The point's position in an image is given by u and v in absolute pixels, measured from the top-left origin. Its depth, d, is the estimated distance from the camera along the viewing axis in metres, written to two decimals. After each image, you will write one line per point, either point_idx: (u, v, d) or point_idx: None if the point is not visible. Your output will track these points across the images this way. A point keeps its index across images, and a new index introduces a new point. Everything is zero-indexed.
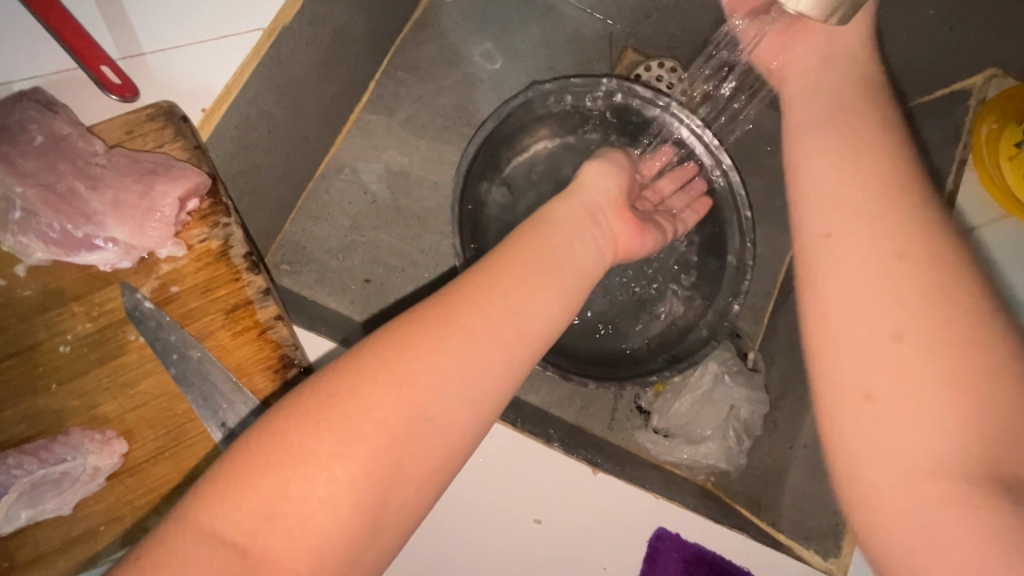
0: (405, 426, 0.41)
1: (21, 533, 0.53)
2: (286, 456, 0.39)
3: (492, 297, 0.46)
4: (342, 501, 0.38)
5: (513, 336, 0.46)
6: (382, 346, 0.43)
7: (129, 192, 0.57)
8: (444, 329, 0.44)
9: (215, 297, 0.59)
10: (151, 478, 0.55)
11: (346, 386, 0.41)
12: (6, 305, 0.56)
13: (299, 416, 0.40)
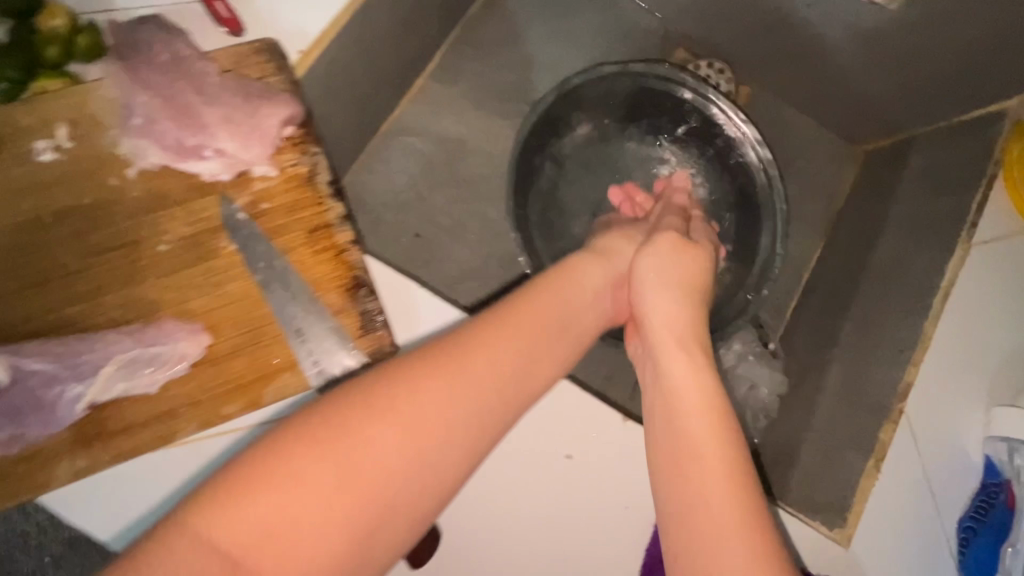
0: (403, 466, 0.44)
1: (111, 405, 0.58)
2: (286, 483, 0.40)
3: (495, 350, 0.52)
4: (328, 527, 0.40)
5: (509, 389, 0.51)
6: (395, 379, 0.47)
7: (237, 112, 0.63)
8: (453, 369, 0.49)
9: (300, 218, 0.64)
10: (229, 371, 0.61)
11: (356, 417, 0.44)
12: (116, 203, 0.62)
13: (308, 434, 0.43)
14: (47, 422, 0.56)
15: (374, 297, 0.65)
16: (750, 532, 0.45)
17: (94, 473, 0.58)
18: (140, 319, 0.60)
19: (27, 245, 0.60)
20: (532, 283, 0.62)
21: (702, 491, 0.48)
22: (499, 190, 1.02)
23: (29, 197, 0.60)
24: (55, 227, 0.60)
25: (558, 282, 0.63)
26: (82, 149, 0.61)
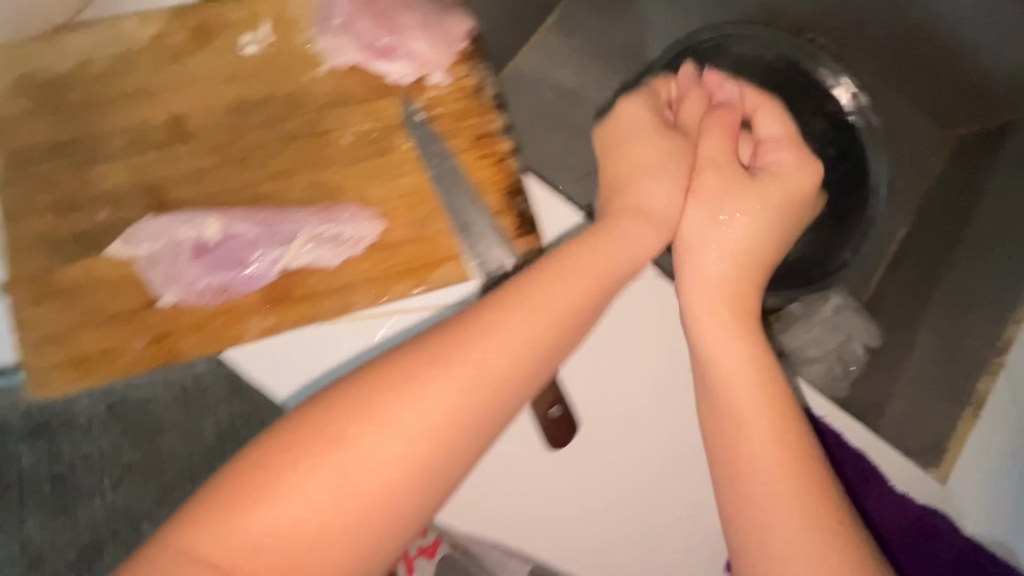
0: (386, 478, 0.39)
1: (298, 275, 0.64)
2: (269, 503, 0.38)
3: (486, 337, 0.44)
4: (310, 549, 0.37)
5: (493, 384, 0.43)
6: (369, 382, 0.42)
7: (423, 24, 0.69)
8: (435, 366, 0.42)
9: (467, 125, 0.70)
10: (401, 255, 0.67)
11: (328, 423, 0.40)
12: (305, 96, 0.67)
13: (266, 456, 0.39)
14: (246, 282, 0.63)
15: (529, 202, 0.70)
16: (800, 509, 0.43)
17: (281, 334, 0.64)
18: (326, 201, 0.66)
19: (230, 126, 0.66)
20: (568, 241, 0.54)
21: (757, 477, 0.45)
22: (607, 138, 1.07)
23: (232, 84, 0.66)
24: (254, 112, 0.66)
25: (594, 234, 0.54)
26: (281, 44, 0.67)
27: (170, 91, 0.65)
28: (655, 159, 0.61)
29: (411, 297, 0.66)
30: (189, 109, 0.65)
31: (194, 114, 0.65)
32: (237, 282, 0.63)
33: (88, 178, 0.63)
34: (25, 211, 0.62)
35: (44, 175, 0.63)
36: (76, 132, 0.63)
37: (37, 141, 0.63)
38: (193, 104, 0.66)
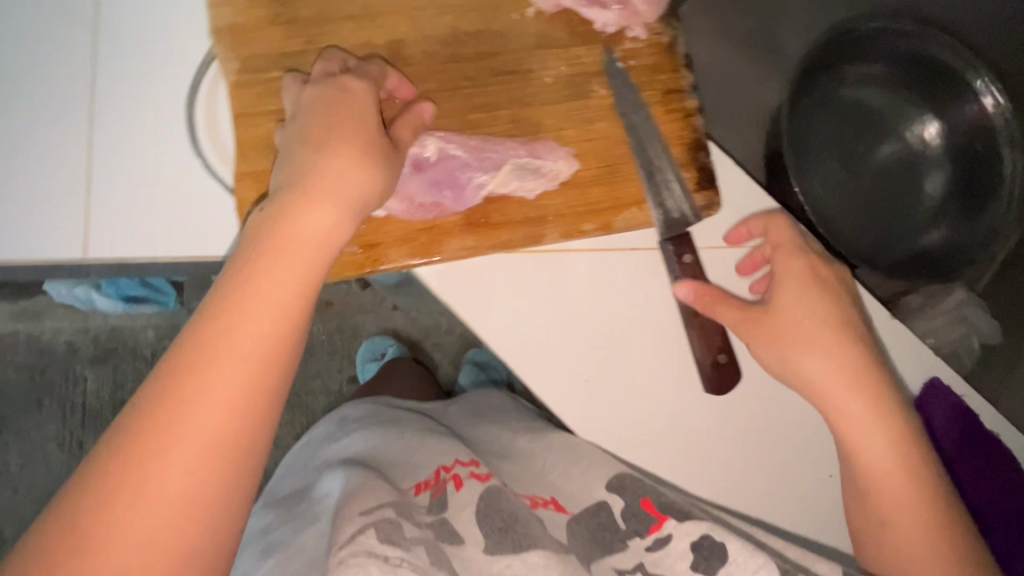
0: (249, 389, 0.41)
1: (498, 204, 0.68)
2: (151, 480, 0.38)
3: (242, 309, 0.43)
4: (206, 490, 0.39)
5: (253, 356, 0.42)
6: (173, 386, 0.40)
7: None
8: (220, 359, 0.41)
9: (658, 79, 0.73)
10: (589, 196, 0.70)
11: (141, 440, 0.38)
12: (514, 34, 0.70)
13: (129, 449, 0.38)
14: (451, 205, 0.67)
15: (708, 159, 0.73)
16: (896, 467, 0.59)
17: (477, 258, 0.68)
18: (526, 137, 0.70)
19: (443, 56, 0.69)
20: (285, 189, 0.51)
21: (880, 480, 0.59)
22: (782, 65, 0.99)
23: (447, 16, 0.69)
24: (467, 45, 0.70)
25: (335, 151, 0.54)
26: None
27: (390, 17, 0.69)
28: (351, 133, 0.55)
29: (600, 237, 0.71)
30: (406, 36, 0.69)
31: (412, 41, 0.69)
32: (449, 198, 0.66)
33: None
34: (254, 115, 0.65)
35: (272, 81, 0.66)
36: (304, 45, 0.67)
37: (270, 50, 0.66)
38: (410, 31, 0.69)
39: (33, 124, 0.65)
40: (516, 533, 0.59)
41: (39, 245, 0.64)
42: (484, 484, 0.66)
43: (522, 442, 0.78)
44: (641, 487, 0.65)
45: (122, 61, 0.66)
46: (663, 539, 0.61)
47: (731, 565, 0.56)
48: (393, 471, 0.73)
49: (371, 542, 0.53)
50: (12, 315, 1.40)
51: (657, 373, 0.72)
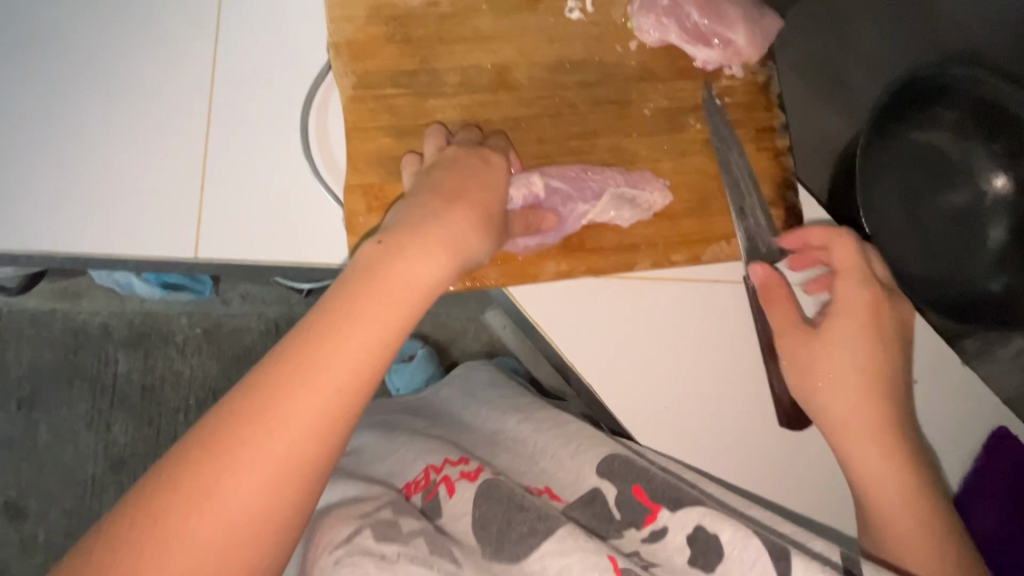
0: (321, 428, 0.42)
1: (592, 230, 0.70)
2: (213, 500, 0.39)
3: (339, 333, 0.45)
4: (261, 519, 0.40)
5: (344, 383, 0.43)
6: (268, 391, 0.42)
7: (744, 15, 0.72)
8: (311, 374, 0.43)
9: (750, 118, 0.75)
10: (680, 228, 0.72)
11: (231, 434, 0.40)
12: (617, 66, 0.72)
13: (204, 463, 0.39)
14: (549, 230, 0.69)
15: (796, 198, 0.75)
16: (892, 474, 0.62)
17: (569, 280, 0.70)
18: (623, 166, 0.72)
19: (548, 83, 0.71)
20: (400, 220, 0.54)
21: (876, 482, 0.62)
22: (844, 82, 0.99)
23: (554, 43, 0.71)
24: (571, 73, 0.72)
25: (460, 173, 0.59)
26: (601, 16, 0.72)
27: (500, 41, 0.70)
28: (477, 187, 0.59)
29: (686, 267, 0.73)
30: (514, 60, 0.71)
31: (520, 66, 0.71)
32: (553, 235, 0.68)
33: (423, 108, 0.69)
34: (368, 129, 0.68)
35: (387, 98, 0.68)
36: (418, 64, 0.69)
37: (385, 66, 0.68)
38: (518, 55, 0.71)
39: (153, 119, 0.68)
40: (513, 531, 0.56)
41: (146, 240, 0.67)
42: (473, 483, 0.61)
43: (509, 424, 0.76)
44: (632, 471, 0.62)
45: (241, 70, 0.69)
46: (658, 530, 0.59)
47: (728, 560, 0.55)
48: (380, 468, 0.71)
49: (369, 543, 0.54)
50: (49, 293, 1.33)
51: (731, 400, 0.73)
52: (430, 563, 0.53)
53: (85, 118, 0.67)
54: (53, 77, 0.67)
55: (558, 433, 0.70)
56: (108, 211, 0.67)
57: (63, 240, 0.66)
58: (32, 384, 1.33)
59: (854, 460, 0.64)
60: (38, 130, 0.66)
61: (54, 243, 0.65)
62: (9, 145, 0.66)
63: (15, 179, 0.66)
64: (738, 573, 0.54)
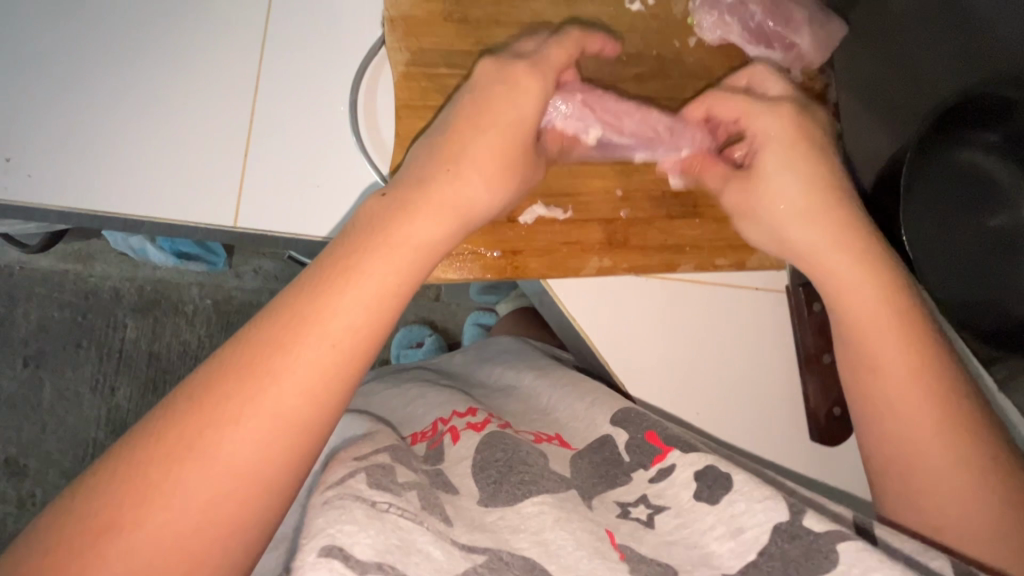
0: (321, 376, 0.43)
1: (638, 228, 0.69)
2: (216, 439, 0.39)
3: (338, 286, 0.45)
4: (261, 462, 0.40)
5: (341, 335, 0.44)
6: (267, 339, 0.42)
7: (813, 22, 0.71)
8: (307, 324, 0.43)
9: None
10: (727, 231, 0.71)
11: (230, 380, 0.41)
12: (674, 62, 0.71)
13: (209, 403, 0.40)
14: (595, 224, 0.68)
15: None
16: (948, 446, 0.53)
17: (611, 275, 0.69)
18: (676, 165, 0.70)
19: (604, 74, 0.70)
20: (405, 182, 0.54)
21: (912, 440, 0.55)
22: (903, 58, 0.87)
23: (613, 34, 0.70)
24: (626, 66, 0.70)
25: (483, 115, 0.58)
26: (662, 8, 0.71)
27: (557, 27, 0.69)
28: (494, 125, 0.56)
29: (728, 273, 0.72)
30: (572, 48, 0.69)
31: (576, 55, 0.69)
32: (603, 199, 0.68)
33: None
34: (420, 108, 0.67)
35: (441, 77, 0.67)
36: (473, 45, 0.67)
37: (440, 45, 0.67)
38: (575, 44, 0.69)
39: (194, 82, 0.66)
40: (512, 484, 0.52)
41: (170, 204, 0.65)
42: (479, 433, 0.59)
43: (525, 380, 0.76)
44: (646, 419, 0.61)
45: (290, 40, 0.68)
46: (667, 469, 0.56)
47: (735, 494, 0.51)
48: (396, 417, 0.70)
49: (359, 486, 0.47)
50: (63, 253, 1.32)
51: (765, 407, 0.72)
52: (420, 518, 0.47)
53: (127, 75, 0.66)
54: (98, 32, 0.66)
55: (574, 390, 0.69)
56: (141, 172, 0.65)
57: (87, 198, 0.64)
58: (39, 343, 1.32)
59: (893, 408, 0.56)
60: (77, 84, 0.65)
61: (77, 200, 0.64)
62: (48, 97, 0.65)
63: (50, 131, 0.64)
64: (743, 505, 0.50)
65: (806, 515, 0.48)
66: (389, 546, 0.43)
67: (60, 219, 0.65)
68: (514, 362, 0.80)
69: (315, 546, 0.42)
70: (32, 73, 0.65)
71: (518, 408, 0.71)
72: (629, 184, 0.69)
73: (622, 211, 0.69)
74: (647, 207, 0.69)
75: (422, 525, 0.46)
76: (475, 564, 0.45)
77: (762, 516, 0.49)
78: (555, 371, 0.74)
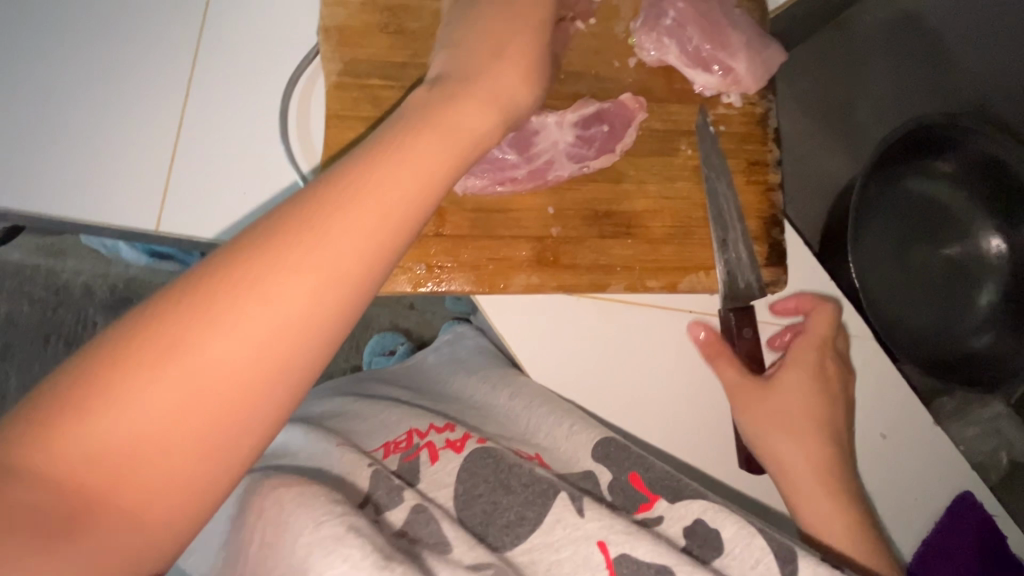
0: (268, 346, 0.32)
1: (572, 248, 0.68)
2: (115, 402, 0.29)
3: (360, 190, 0.37)
4: (200, 409, 0.31)
5: (367, 242, 0.36)
6: (282, 230, 0.35)
7: (753, 45, 0.71)
8: (328, 221, 0.35)
9: (744, 149, 0.73)
10: (660, 253, 0.70)
11: (251, 264, 0.33)
12: (613, 81, 0.71)
13: (119, 358, 0.30)
14: (524, 241, 0.67)
15: (783, 236, 0.73)
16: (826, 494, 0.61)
17: (539, 293, 0.68)
18: (610, 185, 0.70)
19: (542, 91, 0.70)
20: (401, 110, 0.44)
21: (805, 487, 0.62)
22: (858, 84, 0.91)
23: None
24: (563, 84, 0.70)
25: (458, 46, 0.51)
26: (603, 27, 0.70)
27: None
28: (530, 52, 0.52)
29: (662, 295, 0.71)
30: None
31: None
32: (536, 223, 0.68)
33: None
34: (351, 118, 0.66)
35: (372, 88, 0.66)
36: (409, 56, 0.67)
37: (374, 56, 0.67)
38: None
39: (140, 85, 0.66)
40: (497, 524, 0.53)
41: (131, 210, 0.65)
42: (460, 454, 0.58)
43: (502, 399, 0.70)
44: (628, 459, 0.59)
45: (233, 45, 0.68)
46: (654, 518, 0.54)
47: (726, 556, 0.50)
48: (362, 427, 0.68)
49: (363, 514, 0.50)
50: (36, 248, 1.32)
51: (689, 430, 0.71)
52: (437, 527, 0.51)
53: (78, 77, 0.66)
54: (44, 32, 0.66)
55: (550, 410, 0.66)
56: (95, 175, 0.65)
57: (49, 202, 0.64)
58: (5, 337, 1.30)
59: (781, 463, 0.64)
60: (23, 84, 0.65)
61: (37, 204, 0.64)
62: None
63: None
64: (738, 572, 0.49)
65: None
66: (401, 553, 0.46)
67: (24, 222, 0.64)
68: (486, 373, 0.75)
69: (342, 522, 0.44)
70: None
71: (478, 426, 0.66)
72: (561, 202, 0.68)
73: (553, 228, 0.68)
74: (578, 226, 0.68)
75: (426, 548, 0.50)
76: (484, 574, 0.47)
77: None
78: (528, 388, 0.68)
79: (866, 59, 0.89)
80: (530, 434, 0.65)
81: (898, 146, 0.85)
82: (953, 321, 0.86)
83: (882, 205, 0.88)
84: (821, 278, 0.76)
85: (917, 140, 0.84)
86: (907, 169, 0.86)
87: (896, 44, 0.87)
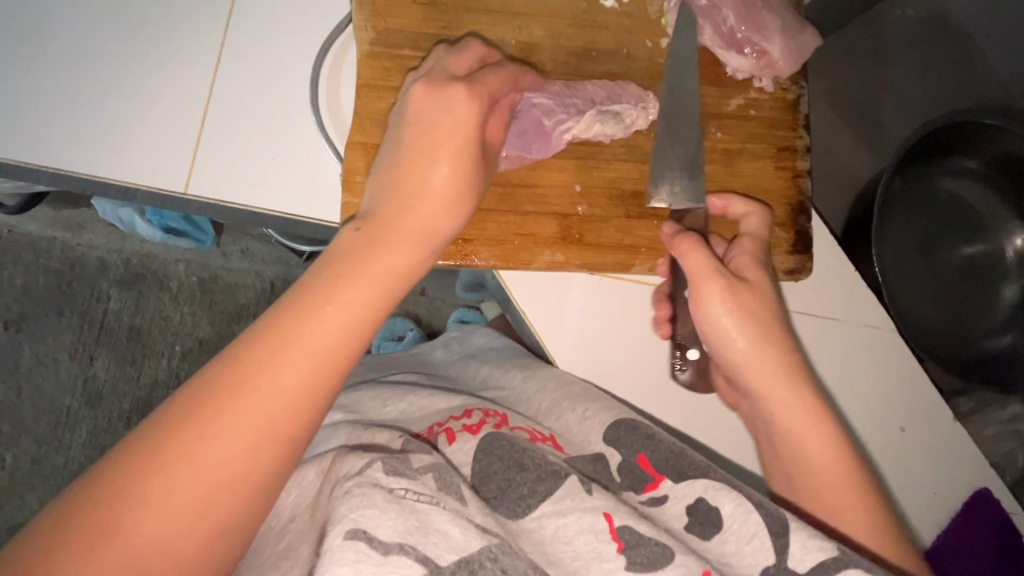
0: (240, 461, 0.39)
1: (598, 226, 0.68)
2: (113, 545, 0.35)
3: (336, 290, 0.45)
4: (206, 496, 0.38)
5: (343, 335, 0.44)
6: (270, 329, 0.43)
7: (788, 27, 0.70)
8: (305, 317, 0.43)
9: (775, 135, 0.73)
10: None
11: (248, 367, 0.41)
12: (645, 61, 0.71)
13: (107, 503, 0.36)
14: (550, 217, 0.67)
15: (809, 224, 0.73)
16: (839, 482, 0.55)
17: (562, 271, 0.68)
18: (638, 165, 0.69)
19: (574, 67, 0.70)
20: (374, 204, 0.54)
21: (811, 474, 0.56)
22: (886, 81, 0.89)
23: (583, 29, 0.70)
24: (595, 63, 0.70)
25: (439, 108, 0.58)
26: (637, 6, 0.70)
27: (528, 17, 0.69)
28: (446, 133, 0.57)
29: None
30: (540, 40, 0.69)
31: (546, 46, 0.69)
32: (561, 201, 0.67)
33: None
34: (380, 87, 0.66)
35: (403, 59, 0.66)
36: (443, 27, 0.67)
37: (407, 26, 0.67)
38: (545, 35, 0.69)
39: (170, 50, 0.67)
40: (512, 497, 0.51)
41: (157, 173, 0.65)
42: (475, 436, 0.58)
43: (514, 382, 0.71)
44: (637, 440, 0.59)
45: (265, 12, 0.68)
46: (658, 499, 0.54)
47: (725, 532, 0.49)
48: (385, 415, 0.68)
49: (378, 475, 0.46)
50: (51, 220, 1.31)
51: (707, 418, 0.72)
52: (438, 499, 0.46)
53: (109, 44, 0.66)
54: None
55: (561, 395, 0.66)
56: (123, 139, 0.65)
57: (79, 162, 0.64)
58: (21, 308, 1.31)
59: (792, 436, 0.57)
60: (56, 46, 0.65)
61: (68, 164, 0.64)
62: (22, 54, 0.64)
63: (23, 91, 0.64)
64: (734, 546, 0.48)
65: (790, 556, 0.46)
66: (409, 527, 0.42)
67: (51, 182, 0.64)
68: (499, 362, 0.77)
69: (339, 530, 0.40)
70: (17, 33, 0.65)
71: (493, 404, 0.68)
72: (588, 179, 0.68)
73: (578, 206, 0.68)
74: (604, 204, 0.68)
75: (440, 505, 0.45)
76: (490, 543, 0.44)
77: (751, 560, 0.47)
78: (542, 372, 0.69)
79: (894, 55, 0.87)
80: (545, 418, 0.66)
81: (927, 145, 0.82)
82: (976, 318, 0.83)
83: (904, 204, 0.86)
84: (845, 268, 0.75)
85: (942, 140, 0.81)
86: (929, 167, 0.84)
87: (917, 41, 0.86)
